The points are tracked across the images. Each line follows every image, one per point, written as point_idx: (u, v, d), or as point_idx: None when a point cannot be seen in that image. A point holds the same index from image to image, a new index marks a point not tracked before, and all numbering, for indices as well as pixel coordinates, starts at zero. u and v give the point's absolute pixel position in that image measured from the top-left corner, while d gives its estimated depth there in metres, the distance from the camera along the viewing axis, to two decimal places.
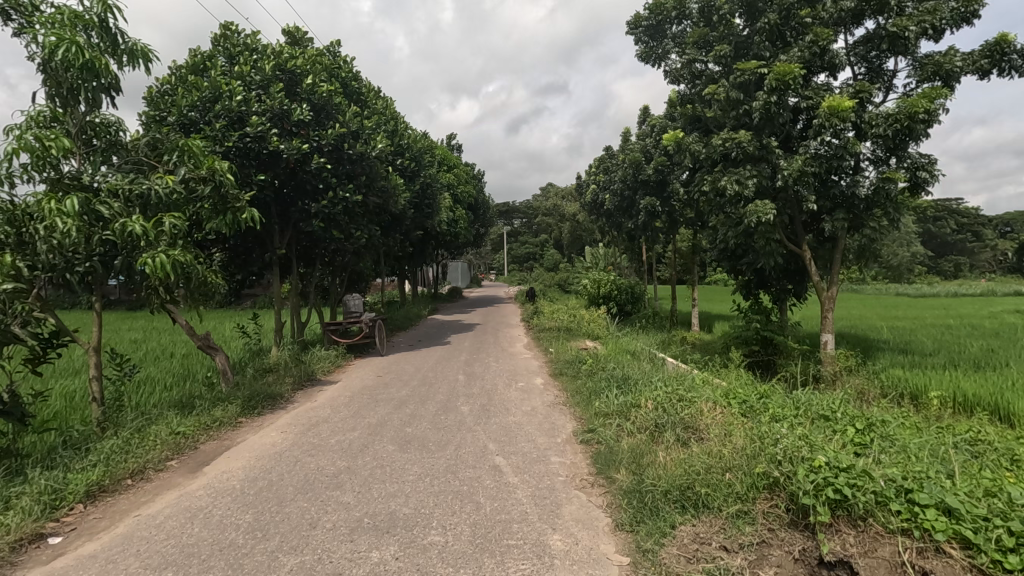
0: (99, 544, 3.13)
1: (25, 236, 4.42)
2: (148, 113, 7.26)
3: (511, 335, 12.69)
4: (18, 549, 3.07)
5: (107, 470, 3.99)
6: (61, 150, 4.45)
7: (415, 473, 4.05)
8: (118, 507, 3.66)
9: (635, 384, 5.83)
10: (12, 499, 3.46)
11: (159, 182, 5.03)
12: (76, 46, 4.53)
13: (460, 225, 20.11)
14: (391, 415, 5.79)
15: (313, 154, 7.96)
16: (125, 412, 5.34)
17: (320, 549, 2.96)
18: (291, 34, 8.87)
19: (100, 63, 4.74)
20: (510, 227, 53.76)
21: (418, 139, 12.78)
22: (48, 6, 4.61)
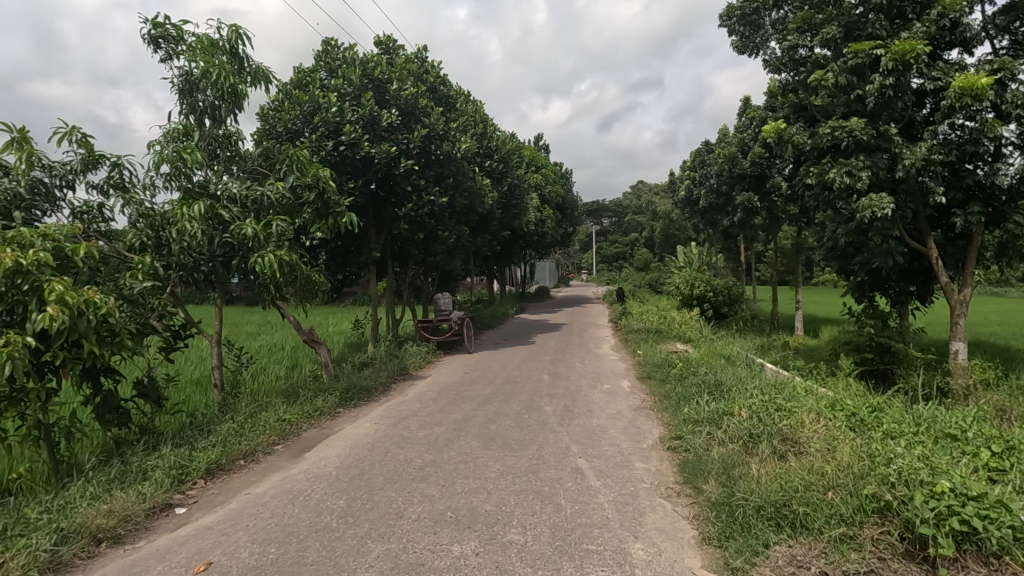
0: (215, 517, 3.46)
1: (161, 239, 5.01)
2: (260, 127, 7.95)
3: (598, 335, 12.49)
4: (151, 516, 3.48)
5: (224, 451, 4.42)
6: (191, 163, 4.99)
7: (498, 471, 4.10)
8: (232, 485, 4.04)
9: (728, 391, 5.52)
10: (148, 470, 3.94)
11: (272, 189, 5.50)
12: (222, 71, 5.17)
13: (547, 224, 20.14)
14: (476, 412, 5.90)
15: (402, 158, 8.29)
16: (241, 399, 5.88)
17: (405, 538, 3.08)
18: (382, 44, 9.33)
19: (230, 84, 5.28)
20: (600, 226, 53.05)
21: (505, 141, 12.96)
22: (192, 36, 5.17)
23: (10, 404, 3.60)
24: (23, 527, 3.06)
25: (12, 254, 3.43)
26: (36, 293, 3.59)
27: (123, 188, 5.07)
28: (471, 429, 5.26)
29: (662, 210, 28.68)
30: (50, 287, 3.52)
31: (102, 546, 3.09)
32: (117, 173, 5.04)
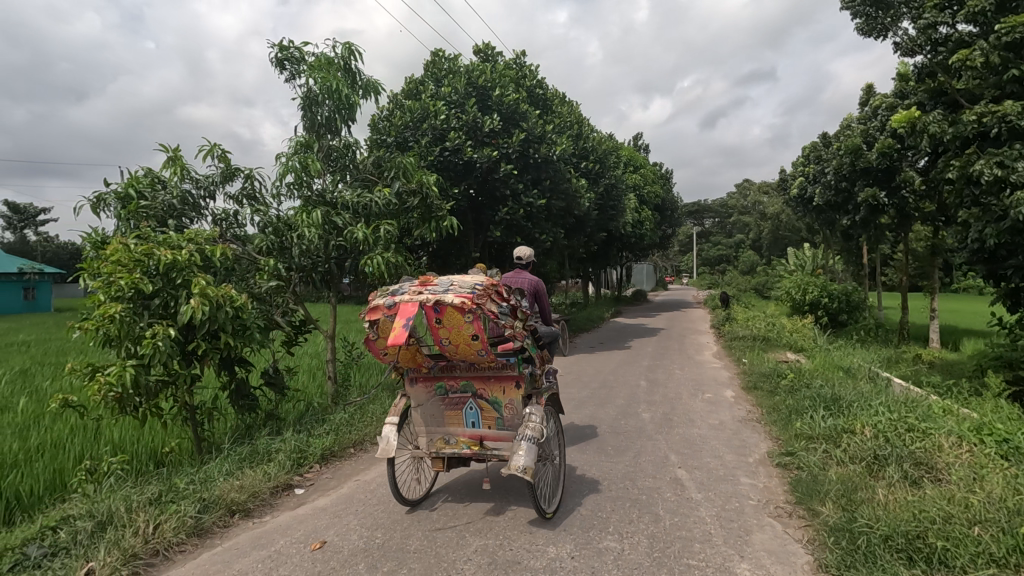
0: (328, 500, 3.75)
1: (284, 243, 5.50)
2: (372, 136, 8.48)
3: (699, 342, 11.96)
4: (275, 494, 3.83)
5: (336, 439, 4.77)
6: (312, 173, 5.45)
7: (593, 476, 4.05)
8: (343, 471, 4.35)
9: (849, 407, 5.03)
10: (274, 453, 4.34)
11: (380, 196, 5.86)
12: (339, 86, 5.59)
13: (646, 226, 19.58)
14: (571, 414, 5.88)
15: (502, 161, 8.46)
16: (351, 391, 6.32)
17: (501, 535, 3.14)
18: (484, 51, 9.60)
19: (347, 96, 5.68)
20: (701, 227, 50.71)
21: (603, 141, 12.80)
22: (312, 56, 5.64)
23: (164, 386, 4.14)
24: (173, 495, 3.49)
25: (168, 255, 3.96)
26: (186, 290, 4.09)
27: (254, 197, 5.64)
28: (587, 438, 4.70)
29: (772, 209, 26.80)
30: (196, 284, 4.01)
31: (235, 517, 3.44)
32: (250, 184, 5.61)
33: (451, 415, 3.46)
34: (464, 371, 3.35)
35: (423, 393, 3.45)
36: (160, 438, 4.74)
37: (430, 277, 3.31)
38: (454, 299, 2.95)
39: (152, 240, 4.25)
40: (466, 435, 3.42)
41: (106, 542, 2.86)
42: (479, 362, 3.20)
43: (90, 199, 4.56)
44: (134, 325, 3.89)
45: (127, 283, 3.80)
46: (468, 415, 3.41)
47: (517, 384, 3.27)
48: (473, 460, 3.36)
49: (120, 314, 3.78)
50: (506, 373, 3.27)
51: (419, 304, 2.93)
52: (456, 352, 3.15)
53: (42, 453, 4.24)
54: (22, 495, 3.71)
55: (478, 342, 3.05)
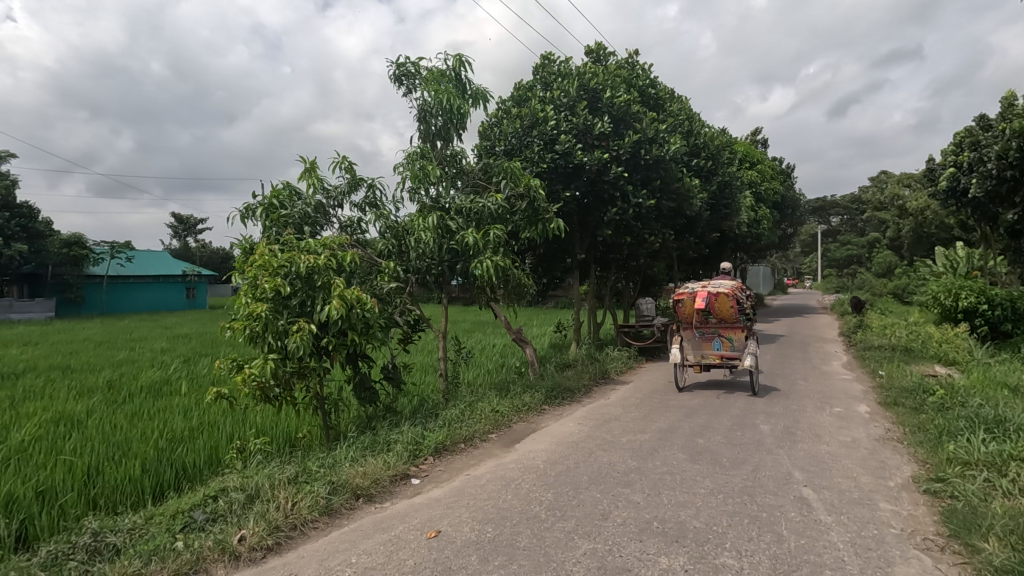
0: (442, 492, 3.93)
1: (402, 247, 5.85)
2: (482, 143, 8.76)
3: (825, 350, 10.94)
4: (394, 482, 4.08)
5: (448, 434, 4.98)
6: (429, 180, 5.76)
7: (707, 487, 3.87)
8: (455, 464, 4.53)
9: (1017, 431, 4.34)
10: (393, 443, 4.64)
11: (491, 201, 6.04)
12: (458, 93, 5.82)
13: (763, 225, 18.30)
14: (682, 422, 5.66)
15: (611, 163, 8.34)
16: (461, 389, 6.57)
17: (610, 540, 3.10)
18: (594, 52, 9.56)
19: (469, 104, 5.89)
20: (827, 225, 46.40)
21: (717, 137, 12.17)
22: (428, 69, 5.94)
23: (300, 377, 4.57)
24: (308, 476, 3.83)
25: (305, 259, 4.38)
26: (320, 290, 4.50)
27: (376, 204, 6.06)
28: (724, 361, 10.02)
29: (915, 204, 23.82)
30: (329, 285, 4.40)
31: (360, 501, 3.71)
32: (372, 193, 6.05)
33: (705, 343, 7.37)
34: (715, 324, 7.22)
35: (692, 333, 7.39)
36: (295, 424, 5.24)
37: (706, 279, 7.32)
38: (724, 292, 6.98)
39: (292, 246, 4.71)
40: (714, 353, 7.28)
41: (254, 514, 3.21)
42: (729, 319, 7.10)
43: (241, 211, 5.16)
44: (277, 322, 4.33)
45: (273, 285, 4.26)
46: (714, 344, 7.28)
47: (743, 331, 7.15)
48: (717, 365, 7.10)
49: (266, 311, 4.25)
50: (737, 325, 7.14)
51: (708, 294, 6.95)
52: (717, 316, 7.04)
53: (203, 432, 4.87)
54: (187, 467, 4.28)
55: (731, 311, 6.94)
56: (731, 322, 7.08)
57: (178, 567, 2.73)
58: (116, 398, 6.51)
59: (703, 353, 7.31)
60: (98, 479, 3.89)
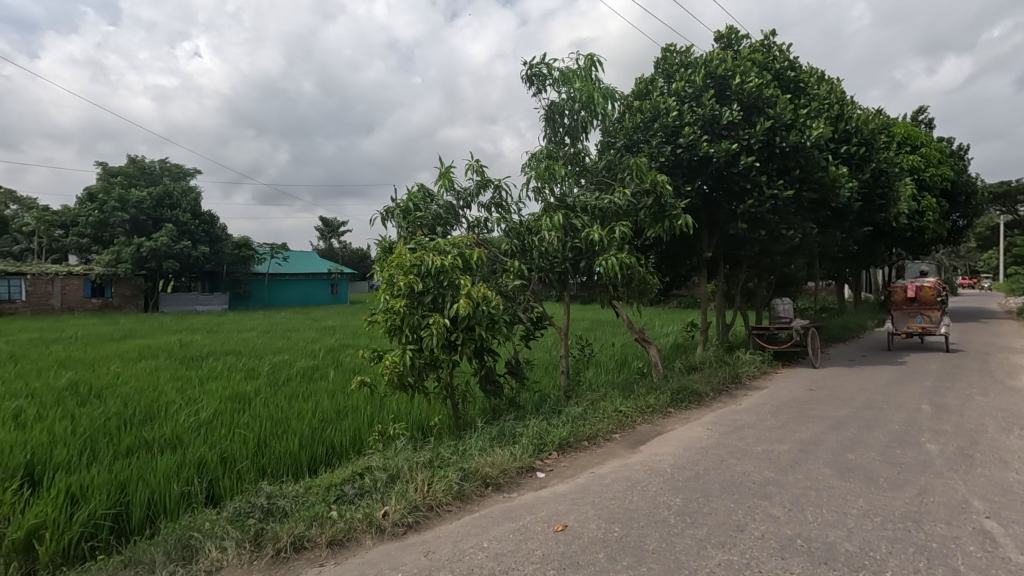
0: (566, 487, 3.96)
1: (526, 245, 5.99)
2: (604, 140, 8.66)
3: (1011, 362, 9.30)
4: (520, 473, 4.19)
5: (572, 430, 5.01)
6: (555, 179, 5.82)
7: (860, 508, 3.49)
8: (580, 461, 4.55)
9: None
10: (519, 435, 4.78)
11: (615, 198, 5.96)
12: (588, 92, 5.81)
13: (928, 217, 16.00)
14: (827, 435, 5.15)
15: (742, 153, 7.80)
16: (583, 387, 6.56)
17: (748, 554, 2.92)
18: (722, 38, 9.03)
19: (596, 101, 5.87)
20: (1012, 215, 39.33)
21: (870, 119, 10.86)
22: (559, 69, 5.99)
23: (433, 368, 4.86)
24: (441, 462, 4.06)
25: (437, 258, 4.63)
26: (449, 287, 4.73)
27: (501, 205, 6.26)
28: (903, 347, 11.35)
29: None
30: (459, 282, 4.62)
31: (489, 489, 3.85)
32: (497, 193, 6.26)
33: (911, 319, 10.76)
34: (918, 306, 10.69)
35: (900, 312, 10.96)
36: (428, 411, 5.59)
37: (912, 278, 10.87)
38: (928, 285, 10.39)
39: (423, 245, 5.00)
40: (917, 325, 10.72)
41: (395, 493, 3.46)
42: (930, 302, 10.60)
43: (381, 214, 5.59)
44: (413, 317, 4.61)
45: (407, 282, 4.55)
46: (918, 319, 10.66)
47: (939, 310, 10.51)
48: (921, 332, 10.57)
49: (403, 306, 4.56)
50: (936, 306, 10.57)
51: (916, 286, 10.61)
52: (923, 300, 10.58)
53: (348, 415, 5.38)
54: (336, 446, 4.75)
55: (934, 297, 10.43)
56: (932, 303, 10.59)
57: (334, 533, 3.03)
58: (277, 381, 7.44)
59: (908, 326, 10.63)
60: (266, 451, 4.45)
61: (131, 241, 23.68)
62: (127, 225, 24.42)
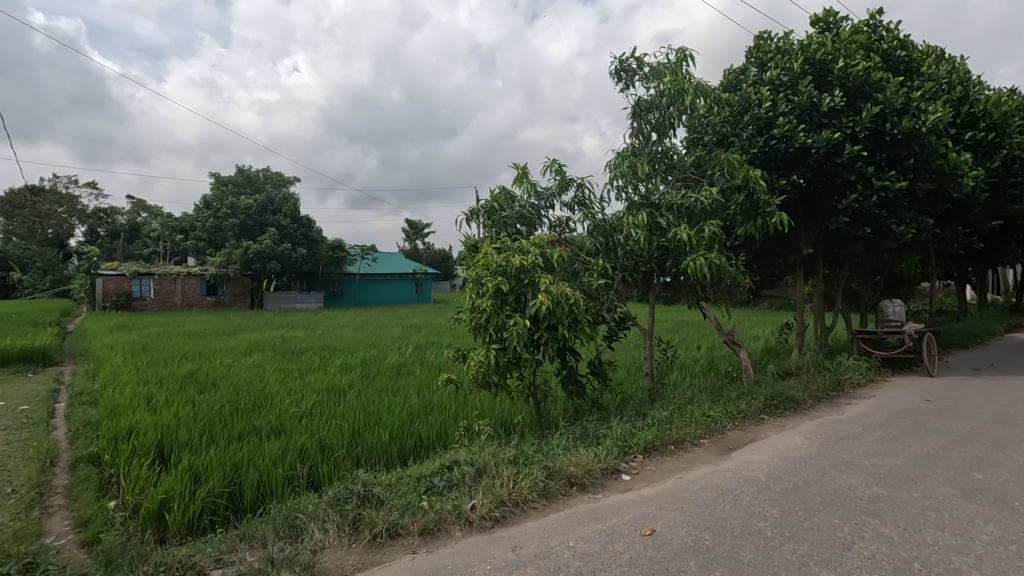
0: (653, 491, 3.86)
1: (609, 244, 5.89)
2: (690, 134, 8.34)
3: None
4: (605, 475, 4.14)
5: (658, 434, 4.87)
6: (638, 177, 5.69)
7: (989, 533, 3.13)
8: (666, 466, 4.42)
9: None
10: (603, 437, 4.73)
11: (704, 195, 5.71)
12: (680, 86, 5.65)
13: None
14: (947, 451, 4.66)
15: (846, 143, 7.23)
16: (668, 390, 6.36)
17: (858, 574, 2.71)
18: (822, 20, 8.42)
19: (686, 95, 5.68)
20: None
21: (999, 99, 9.70)
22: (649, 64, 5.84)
23: (516, 366, 4.91)
24: (526, 460, 4.09)
25: (520, 258, 4.67)
26: (531, 287, 4.74)
27: (584, 204, 6.21)
28: None
29: None
30: (540, 281, 4.63)
31: (574, 488, 3.84)
32: (580, 192, 6.22)
33: None
34: None
35: None
36: (510, 409, 5.67)
37: None
38: None
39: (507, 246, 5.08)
40: None
41: (482, 487, 3.53)
42: None
43: (466, 214, 5.73)
44: (498, 316, 4.68)
45: (492, 283, 4.61)
46: None
47: None
48: None
49: (487, 306, 4.64)
50: None
51: None
52: None
53: (434, 410, 5.57)
54: (424, 440, 4.92)
55: None
56: None
57: (425, 521, 3.13)
58: (369, 375, 7.85)
59: None
60: (359, 441, 4.71)
61: (240, 244, 25.87)
62: (236, 230, 26.70)
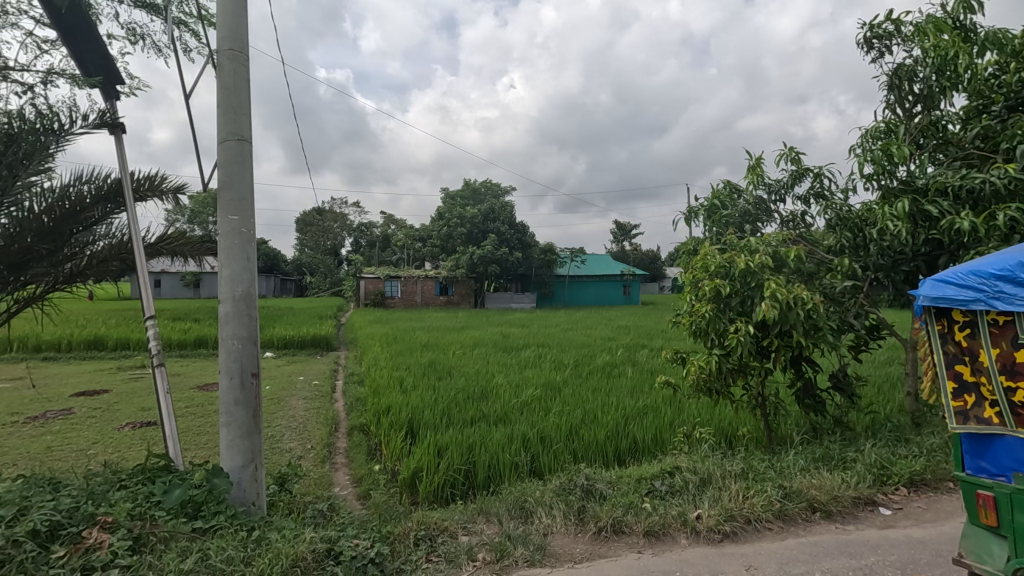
0: (927, 533, 3.08)
1: (860, 240, 4.63)
2: None
3: None
4: (857, 505, 3.42)
5: (930, 465, 3.90)
6: (894, 159, 4.67)
7: None
8: (944, 506, 3.49)
9: None
10: (851, 461, 4.02)
11: (997, 172, 4.02)
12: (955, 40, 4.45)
13: None
14: None
15: None
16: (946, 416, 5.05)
17: None
18: None
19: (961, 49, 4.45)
20: None
21: None
22: (913, 24, 4.85)
23: (739, 375, 4.12)
24: (757, 475, 3.67)
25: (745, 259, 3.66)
26: (758, 291, 3.74)
27: (823, 194, 5.43)
28: None
29: None
30: (767, 284, 3.61)
31: (816, 515, 3.26)
32: (817, 182, 5.47)
33: None
34: None
35: None
36: (734, 419, 5.21)
37: None
38: None
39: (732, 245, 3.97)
40: None
41: (709, 496, 3.29)
42: None
43: (683, 215, 4.45)
44: (719, 320, 3.84)
45: (711, 287, 3.76)
46: None
47: None
48: None
49: (708, 312, 3.82)
50: None
51: None
52: None
53: (650, 414, 5.44)
54: (639, 444, 4.85)
55: None
56: None
57: (650, 522, 3.03)
58: (582, 374, 8.04)
59: None
60: (576, 437, 4.84)
61: (467, 250, 28.85)
62: (464, 237, 29.85)
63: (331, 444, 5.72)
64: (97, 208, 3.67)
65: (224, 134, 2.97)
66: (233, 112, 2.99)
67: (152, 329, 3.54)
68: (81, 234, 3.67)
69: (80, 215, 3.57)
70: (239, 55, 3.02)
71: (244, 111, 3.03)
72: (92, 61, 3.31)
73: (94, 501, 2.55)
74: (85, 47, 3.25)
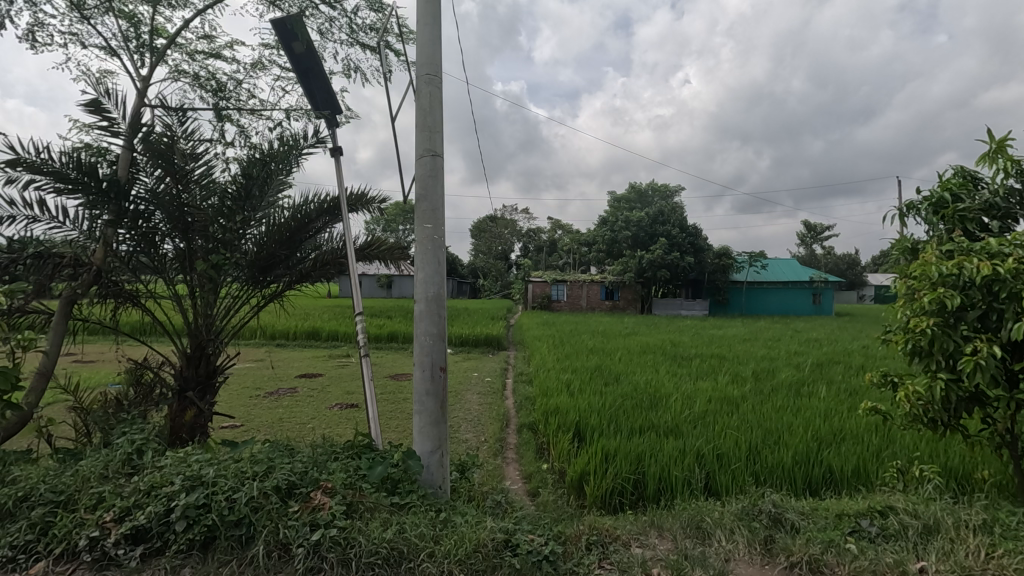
0: None
1: None
2: None
3: None
4: None
5: None
6: None
7: None
8: None
9: None
10: None
11: None
12: None
13: None
14: None
15: None
16: None
17: None
18: None
19: None
20: None
21: None
22: None
23: (977, 407, 3.36)
24: (1006, 530, 2.96)
25: (986, 263, 2.95)
26: (1008, 303, 2.99)
27: None
28: None
29: None
30: None
31: None
32: None
33: None
34: None
35: None
36: (970, 460, 4.26)
37: None
38: None
39: (964, 244, 3.23)
40: None
41: (937, 547, 2.76)
42: None
43: (897, 212, 3.71)
44: (948, 340, 3.15)
45: (937, 298, 3.10)
46: None
47: None
48: None
49: (929, 328, 3.16)
50: None
51: None
52: None
53: (849, 441, 4.74)
54: (836, 473, 4.25)
55: None
56: None
57: (857, 567, 2.62)
58: (764, 389, 7.36)
59: None
60: (758, 458, 4.42)
61: (635, 254, 28.21)
62: (630, 241, 29.28)
63: (502, 439, 6.01)
64: (320, 219, 4.28)
65: (421, 151, 3.29)
66: (428, 130, 3.31)
67: (360, 323, 4.04)
68: (310, 241, 4.35)
69: (309, 227, 4.23)
70: (434, 78, 3.33)
71: (437, 129, 3.33)
72: (319, 98, 3.88)
73: (319, 468, 3.00)
74: (314, 85, 3.86)
